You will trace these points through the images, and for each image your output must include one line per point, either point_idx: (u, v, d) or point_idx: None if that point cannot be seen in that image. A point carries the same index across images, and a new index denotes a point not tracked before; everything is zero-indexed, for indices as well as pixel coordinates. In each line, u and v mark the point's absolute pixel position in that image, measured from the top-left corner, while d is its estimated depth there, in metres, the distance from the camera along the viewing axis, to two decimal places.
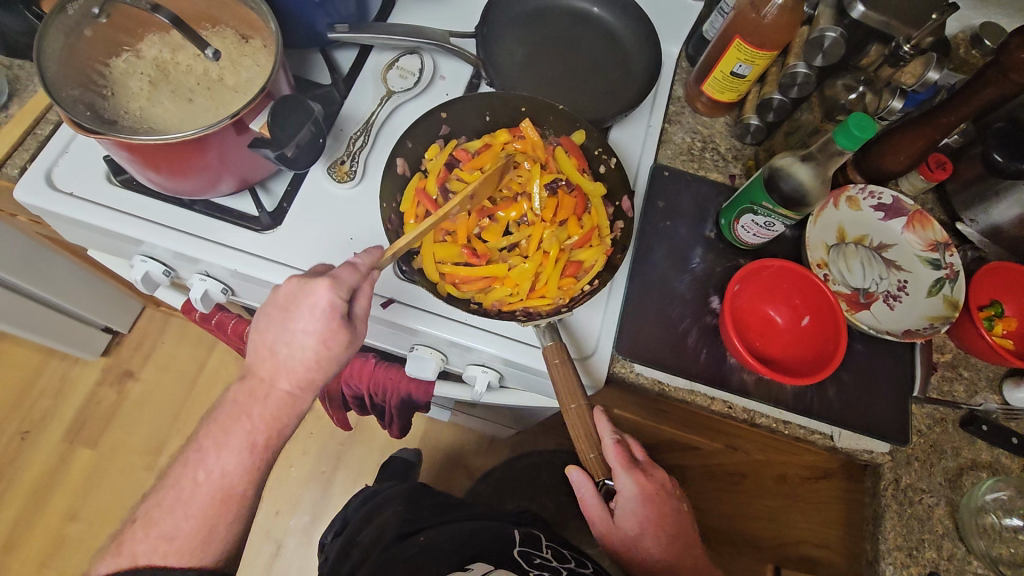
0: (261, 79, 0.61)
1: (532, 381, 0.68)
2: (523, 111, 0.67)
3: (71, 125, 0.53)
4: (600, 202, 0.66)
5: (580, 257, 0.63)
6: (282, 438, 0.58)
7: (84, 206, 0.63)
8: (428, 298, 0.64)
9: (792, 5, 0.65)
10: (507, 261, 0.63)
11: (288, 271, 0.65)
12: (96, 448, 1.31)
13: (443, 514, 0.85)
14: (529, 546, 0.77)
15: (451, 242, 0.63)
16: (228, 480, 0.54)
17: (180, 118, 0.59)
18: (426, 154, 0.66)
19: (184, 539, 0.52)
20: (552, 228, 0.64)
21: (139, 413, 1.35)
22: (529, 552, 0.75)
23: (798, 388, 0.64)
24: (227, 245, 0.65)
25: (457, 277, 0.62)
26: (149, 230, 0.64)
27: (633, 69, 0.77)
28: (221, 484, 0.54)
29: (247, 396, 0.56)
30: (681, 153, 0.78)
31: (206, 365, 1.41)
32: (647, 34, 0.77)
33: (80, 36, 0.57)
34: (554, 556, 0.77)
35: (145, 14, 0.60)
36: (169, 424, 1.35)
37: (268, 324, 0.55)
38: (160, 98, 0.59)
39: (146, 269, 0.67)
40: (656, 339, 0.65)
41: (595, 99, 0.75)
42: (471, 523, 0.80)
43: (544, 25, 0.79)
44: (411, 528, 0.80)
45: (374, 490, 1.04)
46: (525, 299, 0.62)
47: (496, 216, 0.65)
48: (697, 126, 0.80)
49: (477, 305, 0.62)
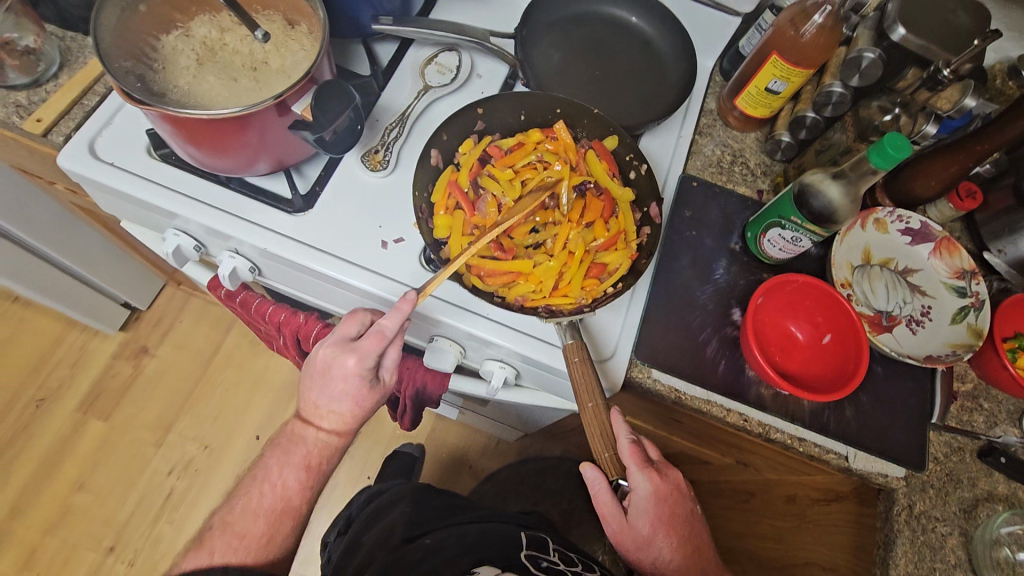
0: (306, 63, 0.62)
1: (548, 380, 0.69)
2: (557, 112, 0.68)
3: (123, 95, 0.55)
4: (628, 207, 0.66)
5: (605, 259, 0.64)
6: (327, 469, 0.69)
7: (123, 176, 0.65)
8: (452, 291, 0.66)
9: (832, 25, 0.65)
10: (532, 258, 0.64)
11: (316, 254, 0.66)
12: (108, 420, 1.33)
13: (447, 518, 0.84)
14: (535, 550, 0.76)
15: (479, 235, 0.64)
16: (289, 496, 0.66)
17: (223, 97, 0.60)
18: (460, 148, 0.67)
19: (254, 538, 0.63)
20: (579, 229, 0.65)
21: (153, 390, 1.37)
22: (536, 556, 0.75)
23: (815, 405, 0.64)
24: (258, 224, 0.66)
25: (483, 270, 0.63)
26: (184, 204, 0.65)
27: (668, 79, 0.78)
28: (282, 500, 0.66)
29: (295, 437, 0.67)
30: (710, 165, 0.78)
31: (221, 347, 1.43)
32: (684, 45, 0.78)
33: (135, 10, 0.59)
34: (561, 559, 0.76)
35: None
36: (181, 402, 1.37)
37: (310, 385, 0.65)
38: (205, 75, 0.60)
39: (179, 242, 0.69)
40: (675, 346, 0.65)
41: (628, 106, 0.76)
42: (476, 525, 0.79)
43: (582, 30, 0.80)
44: (415, 530, 0.79)
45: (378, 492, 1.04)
46: (547, 297, 0.62)
47: (524, 214, 0.65)
48: (728, 139, 0.80)
49: (500, 299, 0.62)
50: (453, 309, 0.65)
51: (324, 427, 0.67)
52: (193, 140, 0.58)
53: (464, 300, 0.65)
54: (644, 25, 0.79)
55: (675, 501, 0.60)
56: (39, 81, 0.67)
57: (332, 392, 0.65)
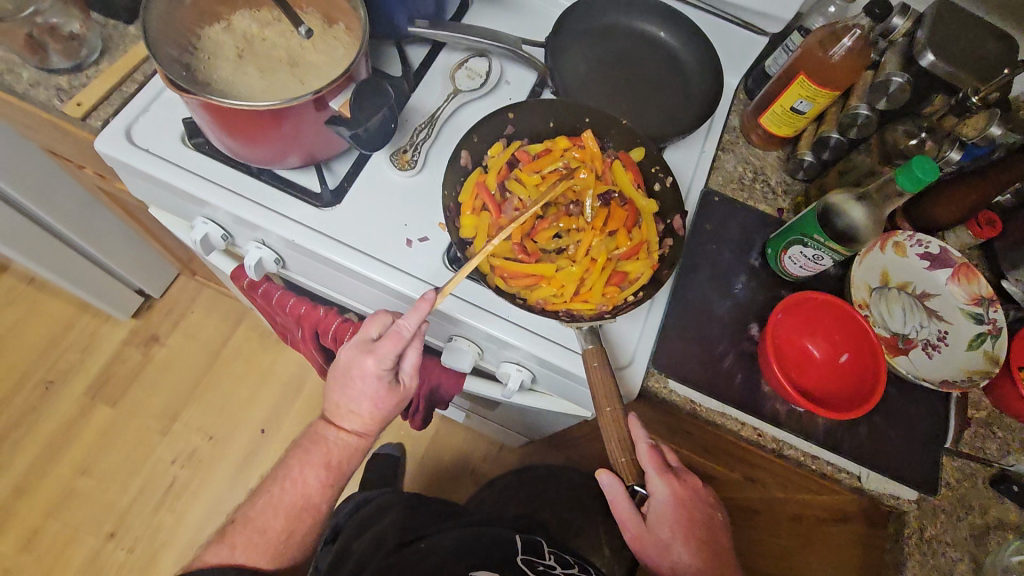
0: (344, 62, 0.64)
1: (564, 385, 0.69)
2: (587, 122, 0.70)
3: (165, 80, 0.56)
4: (651, 218, 0.67)
5: (627, 267, 0.64)
6: (350, 468, 0.72)
7: (158, 162, 0.66)
8: (475, 291, 0.66)
9: (860, 48, 0.66)
10: (556, 263, 0.64)
11: (343, 249, 0.67)
12: (115, 406, 1.34)
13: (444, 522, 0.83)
14: (532, 554, 0.76)
15: (503, 237, 0.64)
16: (309, 495, 0.69)
17: (263, 90, 0.62)
18: (489, 150, 0.68)
19: (271, 536, 0.66)
20: (602, 236, 0.65)
21: (161, 378, 1.38)
22: (532, 561, 0.74)
23: (830, 424, 0.64)
24: (287, 216, 0.67)
25: (506, 271, 0.63)
26: (216, 194, 0.67)
27: (694, 94, 0.78)
28: (302, 497, 0.69)
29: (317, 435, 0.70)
30: (732, 181, 0.79)
31: (230, 339, 1.44)
32: (711, 62, 0.79)
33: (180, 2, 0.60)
34: (557, 563, 0.77)
35: None
36: (188, 392, 1.37)
37: (335, 384, 0.68)
38: (248, 70, 0.63)
39: (207, 231, 0.70)
40: (692, 358, 0.66)
41: (653, 119, 0.77)
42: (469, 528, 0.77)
43: (609, 42, 0.81)
44: (410, 535, 0.78)
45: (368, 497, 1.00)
46: (568, 301, 0.63)
47: (549, 218, 0.66)
48: (750, 156, 0.81)
49: (522, 301, 0.63)
50: (475, 311, 0.66)
51: (347, 427, 0.69)
52: (232, 130, 0.59)
53: (485, 301, 0.66)
54: (671, 41, 0.80)
55: (696, 504, 0.61)
56: (81, 65, 0.68)
57: (355, 392, 0.66)
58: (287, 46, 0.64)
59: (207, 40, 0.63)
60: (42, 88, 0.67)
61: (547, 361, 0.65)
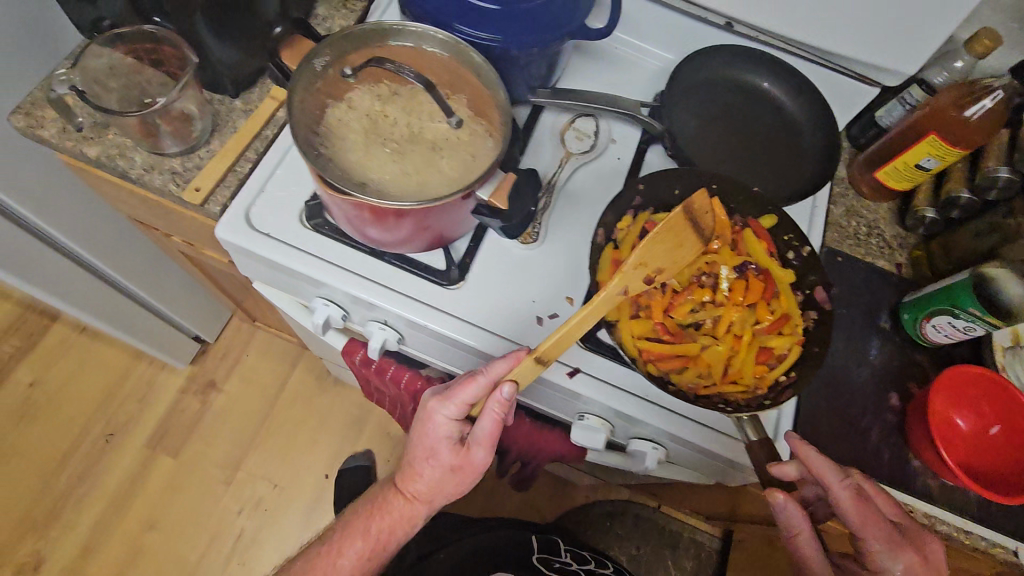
0: (481, 141, 0.61)
1: (699, 460, 0.68)
2: (714, 188, 0.67)
3: (318, 178, 0.55)
4: (789, 289, 0.65)
5: (772, 343, 0.62)
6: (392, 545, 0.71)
7: (281, 248, 0.64)
8: (612, 370, 0.64)
9: (1002, 109, 0.64)
10: (698, 340, 0.62)
11: (477, 331, 0.65)
12: (178, 457, 1.32)
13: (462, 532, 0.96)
14: (549, 553, 0.91)
15: (643, 317, 0.62)
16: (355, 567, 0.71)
17: (395, 175, 0.59)
18: (619, 223, 0.66)
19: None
20: (743, 312, 0.63)
21: (221, 426, 1.36)
22: (548, 559, 0.89)
23: (985, 500, 0.63)
24: (413, 297, 0.65)
25: (651, 354, 0.61)
26: (341, 277, 0.64)
27: (807, 148, 0.76)
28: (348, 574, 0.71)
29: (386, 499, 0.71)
30: (848, 236, 0.76)
31: (288, 382, 1.41)
32: (822, 114, 0.76)
33: (314, 87, 0.59)
34: (574, 559, 0.93)
35: (378, 69, 0.62)
36: (249, 439, 1.35)
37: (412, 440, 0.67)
38: (376, 150, 0.60)
39: (329, 313, 0.67)
40: (837, 431, 0.64)
41: (766, 177, 0.74)
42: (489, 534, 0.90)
43: (713, 94, 0.78)
44: (429, 548, 0.93)
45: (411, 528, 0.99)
46: (718, 384, 0.61)
47: (686, 293, 0.64)
48: (862, 209, 0.79)
49: (672, 385, 0.61)
50: (616, 392, 0.64)
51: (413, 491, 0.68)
52: (367, 218, 0.58)
53: (625, 381, 0.64)
54: (779, 92, 0.77)
55: (888, 539, 0.57)
56: (193, 143, 0.66)
57: (427, 438, 0.64)
58: (416, 123, 0.61)
59: (335, 121, 0.60)
60: (156, 173, 0.64)
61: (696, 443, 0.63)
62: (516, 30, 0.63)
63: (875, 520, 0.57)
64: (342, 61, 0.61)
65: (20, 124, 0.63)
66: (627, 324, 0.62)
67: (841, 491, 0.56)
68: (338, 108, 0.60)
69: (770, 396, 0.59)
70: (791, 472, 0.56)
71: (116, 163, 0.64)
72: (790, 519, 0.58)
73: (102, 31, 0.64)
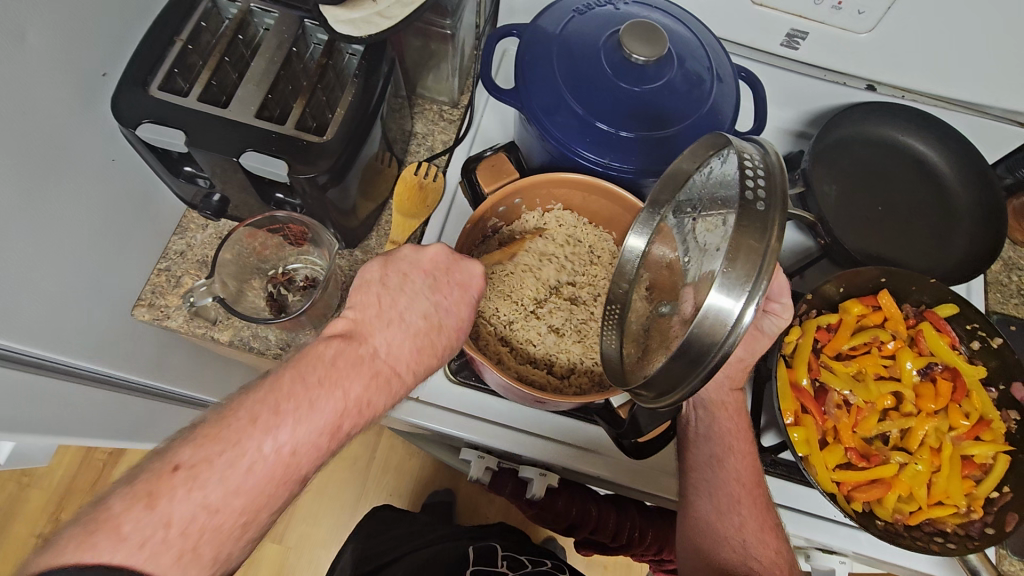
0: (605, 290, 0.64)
1: (880, 566, 0.62)
2: (881, 281, 0.61)
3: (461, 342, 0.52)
4: (982, 387, 0.59)
5: (973, 452, 0.57)
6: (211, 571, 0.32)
7: (435, 413, 0.60)
8: (811, 494, 0.60)
9: None
10: (893, 459, 0.58)
11: (652, 474, 0.59)
12: (283, 542, 1.17)
13: (405, 544, 0.90)
14: (485, 563, 0.83)
15: (832, 443, 0.59)
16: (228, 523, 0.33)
17: (533, 330, 0.61)
18: (787, 337, 0.60)
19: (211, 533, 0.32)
20: (933, 419, 0.59)
21: (317, 510, 1.19)
22: (484, 569, 0.81)
23: None
24: (571, 442, 0.60)
25: (848, 484, 0.57)
26: (495, 433, 0.60)
27: (957, 208, 0.68)
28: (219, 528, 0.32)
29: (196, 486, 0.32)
30: (1011, 296, 0.71)
31: (377, 455, 1.22)
32: (978, 174, 0.68)
33: (487, 214, 0.59)
34: (509, 564, 0.84)
35: (527, 208, 0.63)
36: (351, 517, 1.19)
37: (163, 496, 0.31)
38: (525, 297, 0.62)
39: (486, 464, 0.63)
40: None
41: (919, 256, 0.68)
42: (429, 550, 0.85)
43: (847, 157, 0.71)
44: (380, 562, 0.85)
45: (419, 545, 0.89)
46: (925, 508, 0.57)
47: (870, 404, 0.60)
48: (1020, 261, 0.73)
49: (879, 519, 0.56)
50: (800, 517, 0.59)
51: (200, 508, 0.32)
52: (536, 402, 0.54)
53: (801, 500, 0.60)
54: (930, 155, 0.70)
55: (747, 483, 0.53)
56: (321, 318, 0.61)
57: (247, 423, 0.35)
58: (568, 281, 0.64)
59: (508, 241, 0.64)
60: (293, 348, 0.62)
61: (907, 570, 0.60)
62: (657, 155, 0.56)
63: (746, 453, 0.54)
64: (498, 201, 0.59)
65: (146, 318, 0.63)
66: (823, 458, 0.57)
67: (719, 448, 0.54)
68: (509, 235, 0.64)
69: (988, 521, 0.55)
70: (739, 441, 0.54)
71: (252, 344, 0.62)
72: (695, 479, 0.54)
73: (214, 205, 0.60)
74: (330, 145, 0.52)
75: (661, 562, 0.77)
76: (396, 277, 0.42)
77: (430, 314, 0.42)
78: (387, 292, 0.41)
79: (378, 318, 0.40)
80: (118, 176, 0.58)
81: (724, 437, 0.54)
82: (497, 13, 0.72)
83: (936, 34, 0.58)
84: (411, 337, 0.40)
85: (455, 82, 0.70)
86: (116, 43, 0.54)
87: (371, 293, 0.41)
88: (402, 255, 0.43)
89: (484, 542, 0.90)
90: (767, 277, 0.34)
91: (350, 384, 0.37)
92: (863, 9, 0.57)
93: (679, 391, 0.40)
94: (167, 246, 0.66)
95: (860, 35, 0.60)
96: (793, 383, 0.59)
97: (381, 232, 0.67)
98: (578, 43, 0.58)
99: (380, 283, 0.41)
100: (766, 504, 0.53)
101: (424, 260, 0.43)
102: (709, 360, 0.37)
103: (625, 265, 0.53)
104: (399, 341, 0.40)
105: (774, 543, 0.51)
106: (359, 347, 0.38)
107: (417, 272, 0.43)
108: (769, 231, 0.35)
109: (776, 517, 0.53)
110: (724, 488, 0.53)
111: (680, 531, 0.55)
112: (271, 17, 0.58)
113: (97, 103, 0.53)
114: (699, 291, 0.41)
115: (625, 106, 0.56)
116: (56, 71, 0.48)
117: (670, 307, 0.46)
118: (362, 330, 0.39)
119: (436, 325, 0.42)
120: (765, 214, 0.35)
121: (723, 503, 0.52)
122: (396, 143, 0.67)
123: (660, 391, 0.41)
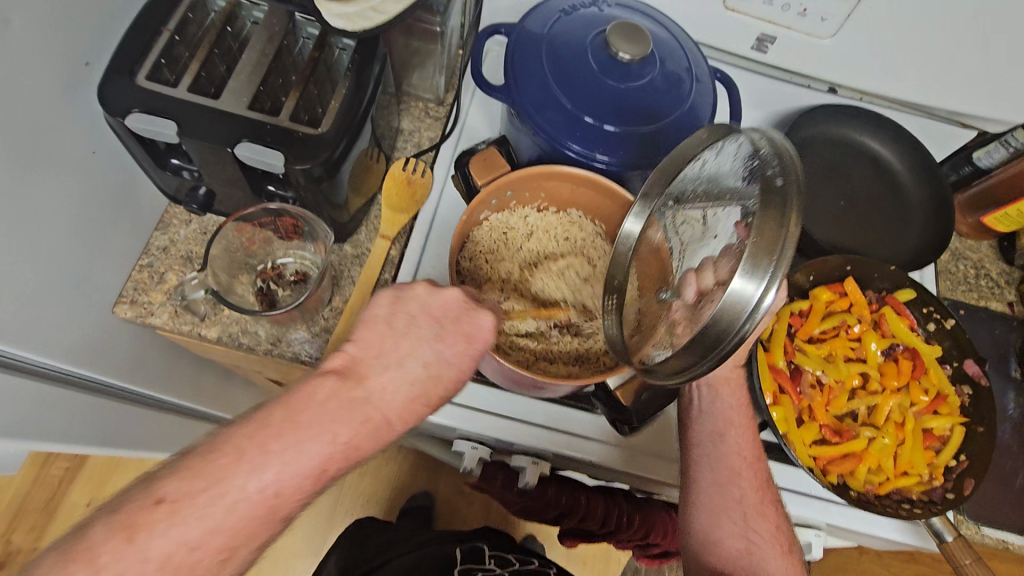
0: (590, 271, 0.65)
1: (852, 535, 0.66)
2: (847, 269, 0.66)
3: None
4: (937, 365, 0.64)
5: (932, 425, 0.62)
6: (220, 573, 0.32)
7: None
8: (789, 471, 0.64)
9: None
10: (862, 434, 0.63)
11: (639, 457, 0.61)
12: (258, 552, 1.14)
13: (390, 550, 0.89)
14: (473, 563, 0.83)
15: (808, 422, 0.63)
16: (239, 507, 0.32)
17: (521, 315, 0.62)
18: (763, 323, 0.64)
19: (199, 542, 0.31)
20: (895, 396, 0.64)
21: (293, 520, 1.16)
22: (472, 568, 0.82)
23: None
24: (565, 427, 0.61)
25: (823, 458, 0.61)
26: (489, 422, 0.61)
27: (912, 200, 0.74)
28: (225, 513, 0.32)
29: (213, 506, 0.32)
30: (959, 283, 0.77)
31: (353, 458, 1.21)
32: (928, 171, 0.73)
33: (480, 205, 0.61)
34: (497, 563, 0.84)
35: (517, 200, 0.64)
36: (327, 524, 1.17)
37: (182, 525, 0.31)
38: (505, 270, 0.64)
39: (480, 456, 0.63)
40: (992, 497, 0.65)
41: (879, 245, 0.73)
42: (417, 552, 0.85)
43: (811, 156, 0.75)
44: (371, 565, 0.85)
45: (405, 548, 0.88)
46: (892, 478, 0.61)
47: (840, 383, 0.65)
48: (964, 251, 0.80)
49: (853, 490, 0.60)
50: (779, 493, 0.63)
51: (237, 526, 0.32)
52: (535, 388, 0.55)
53: (782, 478, 0.63)
54: (886, 153, 0.75)
55: (738, 453, 0.55)
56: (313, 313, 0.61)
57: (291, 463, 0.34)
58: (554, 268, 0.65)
59: (497, 235, 0.65)
60: (284, 344, 0.62)
61: (876, 538, 0.64)
62: (642, 149, 0.59)
63: (735, 426, 0.57)
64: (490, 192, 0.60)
65: (128, 315, 0.61)
66: (800, 435, 0.61)
67: (718, 423, 0.56)
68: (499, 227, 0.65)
69: (948, 487, 0.60)
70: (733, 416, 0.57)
71: (241, 340, 0.61)
72: (697, 456, 0.56)
73: (200, 199, 0.60)
74: (328, 136, 0.52)
75: (646, 547, 0.79)
76: (405, 318, 0.40)
77: (430, 363, 0.39)
78: (396, 328, 0.39)
79: (379, 361, 0.38)
80: (99, 168, 0.56)
81: (716, 415, 0.56)
82: (481, 14, 0.74)
83: (889, 41, 0.63)
84: (407, 385, 0.38)
85: (441, 80, 0.71)
86: (100, 34, 0.53)
87: (377, 332, 0.39)
88: (415, 295, 0.41)
89: (471, 543, 0.90)
90: (790, 258, 0.36)
91: (339, 431, 0.35)
92: (826, 16, 0.62)
93: (697, 366, 0.41)
94: (149, 243, 0.65)
95: (824, 40, 0.65)
96: (771, 365, 0.63)
97: (371, 227, 0.67)
98: (565, 41, 0.60)
99: (388, 323, 0.39)
100: (761, 476, 0.56)
101: (435, 304, 0.41)
102: (730, 339, 0.39)
103: (621, 249, 0.53)
104: (396, 390, 0.37)
105: (772, 514, 0.54)
106: (354, 388, 0.36)
107: (427, 316, 0.40)
108: (792, 213, 0.37)
109: (772, 490, 0.56)
110: (723, 461, 0.55)
111: (681, 508, 0.57)
112: (260, 11, 0.58)
113: (81, 94, 0.52)
114: (708, 274, 0.43)
115: (611, 101, 0.58)
116: (41, 60, 0.47)
117: (669, 293, 0.48)
118: (359, 371, 0.37)
119: (433, 377, 0.39)
120: (784, 197, 0.38)
121: (723, 475, 0.55)
122: (384, 139, 0.67)
123: (677, 368, 0.43)
